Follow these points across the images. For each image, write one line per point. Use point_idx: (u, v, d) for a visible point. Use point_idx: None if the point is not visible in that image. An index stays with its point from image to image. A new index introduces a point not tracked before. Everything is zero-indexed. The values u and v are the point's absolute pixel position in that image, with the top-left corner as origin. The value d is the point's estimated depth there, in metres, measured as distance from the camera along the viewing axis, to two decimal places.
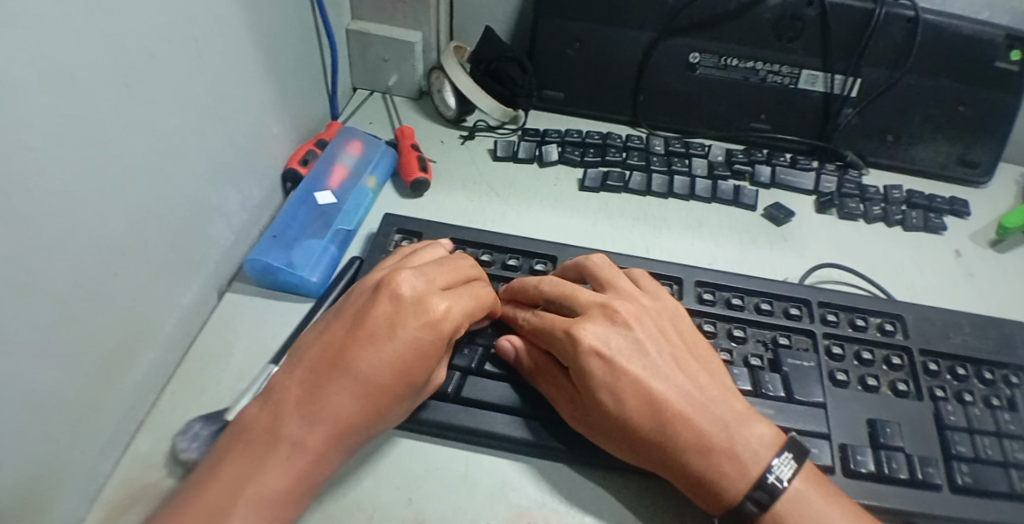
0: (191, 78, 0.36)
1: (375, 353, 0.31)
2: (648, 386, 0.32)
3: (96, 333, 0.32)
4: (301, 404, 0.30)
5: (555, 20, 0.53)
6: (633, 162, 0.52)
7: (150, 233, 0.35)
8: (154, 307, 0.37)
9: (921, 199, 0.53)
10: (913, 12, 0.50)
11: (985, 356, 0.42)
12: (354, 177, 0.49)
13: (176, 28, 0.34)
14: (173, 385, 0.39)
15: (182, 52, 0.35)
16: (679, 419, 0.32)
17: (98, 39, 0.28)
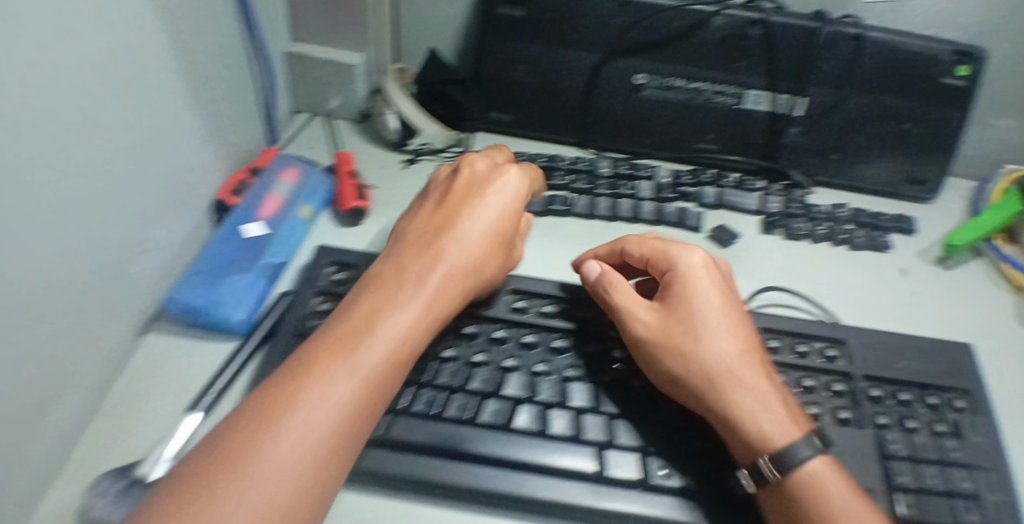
0: (121, 116, 0.35)
1: (400, 312, 0.33)
2: (725, 345, 0.36)
3: (23, 387, 0.30)
4: (333, 366, 0.30)
5: (497, 42, 0.53)
6: (579, 186, 0.52)
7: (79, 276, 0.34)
8: (83, 350, 0.35)
9: (867, 218, 0.53)
10: (857, 30, 0.50)
11: (929, 381, 0.42)
12: (287, 207, 0.49)
13: (107, 66, 0.33)
14: (90, 436, 0.36)
15: (111, 89, 0.33)
16: (726, 382, 0.35)
17: (22, 84, 0.26)
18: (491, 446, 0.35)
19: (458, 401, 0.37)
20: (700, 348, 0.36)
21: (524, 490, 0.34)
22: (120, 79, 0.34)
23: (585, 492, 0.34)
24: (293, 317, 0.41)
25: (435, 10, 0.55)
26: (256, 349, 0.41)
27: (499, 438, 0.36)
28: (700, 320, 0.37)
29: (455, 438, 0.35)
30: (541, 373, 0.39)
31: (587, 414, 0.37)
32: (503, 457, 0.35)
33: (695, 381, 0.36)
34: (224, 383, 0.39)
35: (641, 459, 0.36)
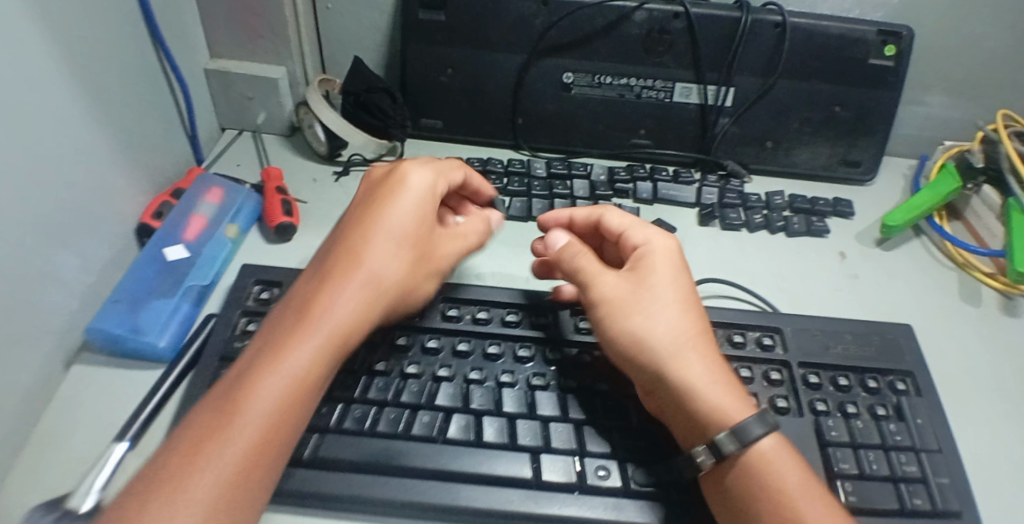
0: (20, 143, 0.33)
1: (342, 316, 0.33)
2: (676, 322, 0.35)
3: None
4: (277, 375, 0.30)
5: (421, 49, 0.52)
6: (514, 188, 0.52)
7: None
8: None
9: (804, 203, 0.52)
10: (779, 17, 0.50)
11: (868, 364, 0.41)
12: (212, 227, 0.47)
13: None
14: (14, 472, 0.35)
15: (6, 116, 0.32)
16: (676, 352, 0.34)
17: None
18: (423, 458, 0.34)
19: (388, 414, 0.36)
20: (653, 318, 0.35)
21: (457, 501, 0.33)
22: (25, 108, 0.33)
23: (520, 499, 0.33)
24: (217, 340, 0.39)
25: (358, 20, 0.54)
26: (185, 374, 0.39)
27: (432, 449, 0.34)
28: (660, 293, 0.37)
29: (386, 452, 0.34)
30: (475, 380, 0.38)
31: (521, 420, 0.36)
32: (435, 468, 0.34)
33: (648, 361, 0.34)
34: (149, 412, 0.37)
35: (577, 462, 0.35)
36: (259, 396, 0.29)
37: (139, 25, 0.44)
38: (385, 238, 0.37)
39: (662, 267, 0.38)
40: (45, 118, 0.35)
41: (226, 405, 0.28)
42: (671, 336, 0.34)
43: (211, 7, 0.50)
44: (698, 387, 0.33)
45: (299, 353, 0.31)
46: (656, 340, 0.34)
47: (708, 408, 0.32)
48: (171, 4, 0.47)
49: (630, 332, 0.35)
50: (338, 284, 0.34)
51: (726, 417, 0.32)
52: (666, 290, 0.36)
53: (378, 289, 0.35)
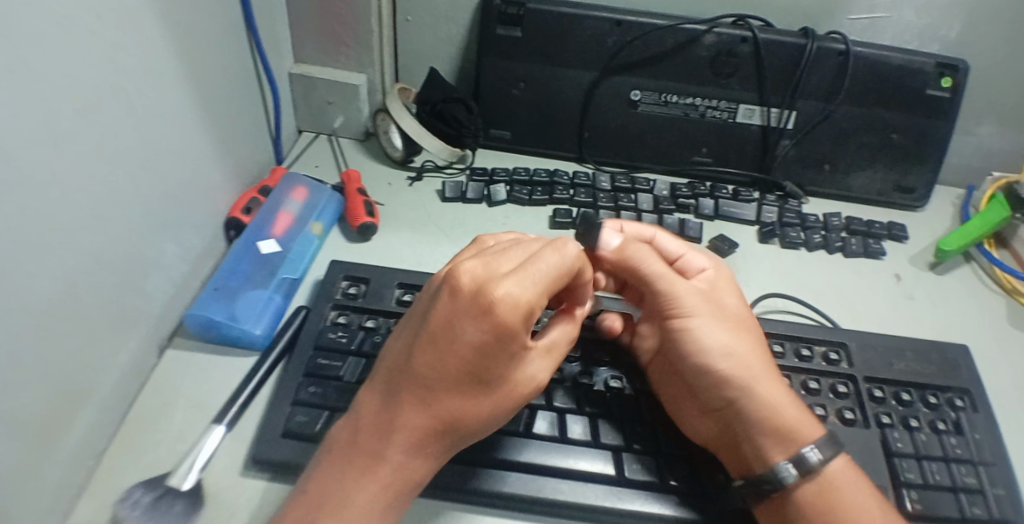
0: (126, 128, 0.35)
1: (459, 418, 0.29)
2: (744, 344, 0.37)
3: (31, 403, 0.29)
4: (387, 474, 0.28)
5: (498, 62, 0.54)
6: (581, 199, 0.53)
7: (90, 290, 0.33)
8: (94, 366, 0.35)
9: (860, 225, 0.55)
10: (843, 45, 0.52)
11: (929, 381, 0.43)
12: (299, 224, 0.49)
13: (109, 80, 0.33)
14: (113, 448, 0.36)
15: (118, 105, 0.34)
16: (757, 379, 0.36)
17: (28, 99, 0.26)
18: (512, 451, 0.36)
19: None
20: (734, 344, 0.37)
21: (545, 493, 0.34)
22: (129, 98, 0.35)
23: (604, 495, 0.35)
24: (312, 330, 0.41)
25: (436, 31, 0.57)
26: (277, 361, 0.41)
27: (520, 444, 0.36)
28: (728, 321, 0.38)
29: (476, 444, 0.36)
30: (555, 381, 0.39)
31: (602, 419, 0.38)
32: (524, 462, 0.35)
33: (721, 377, 0.36)
34: (245, 398, 0.38)
35: (659, 464, 0.36)
36: (404, 460, 0.28)
37: (239, 28, 0.46)
38: (516, 339, 0.27)
39: (726, 291, 0.40)
40: (148, 111, 0.37)
41: (334, 497, 0.27)
42: (755, 361, 0.36)
43: (301, 14, 0.53)
44: (779, 407, 0.35)
45: (411, 453, 0.28)
46: (738, 358, 0.36)
47: (781, 428, 0.34)
48: (267, 10, 0.50)
49: (710, 354, 0.36)
50: (440, 374, 0.27)
51: (797, 434, 0.34)
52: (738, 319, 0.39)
53: (496, 394, 0.29)
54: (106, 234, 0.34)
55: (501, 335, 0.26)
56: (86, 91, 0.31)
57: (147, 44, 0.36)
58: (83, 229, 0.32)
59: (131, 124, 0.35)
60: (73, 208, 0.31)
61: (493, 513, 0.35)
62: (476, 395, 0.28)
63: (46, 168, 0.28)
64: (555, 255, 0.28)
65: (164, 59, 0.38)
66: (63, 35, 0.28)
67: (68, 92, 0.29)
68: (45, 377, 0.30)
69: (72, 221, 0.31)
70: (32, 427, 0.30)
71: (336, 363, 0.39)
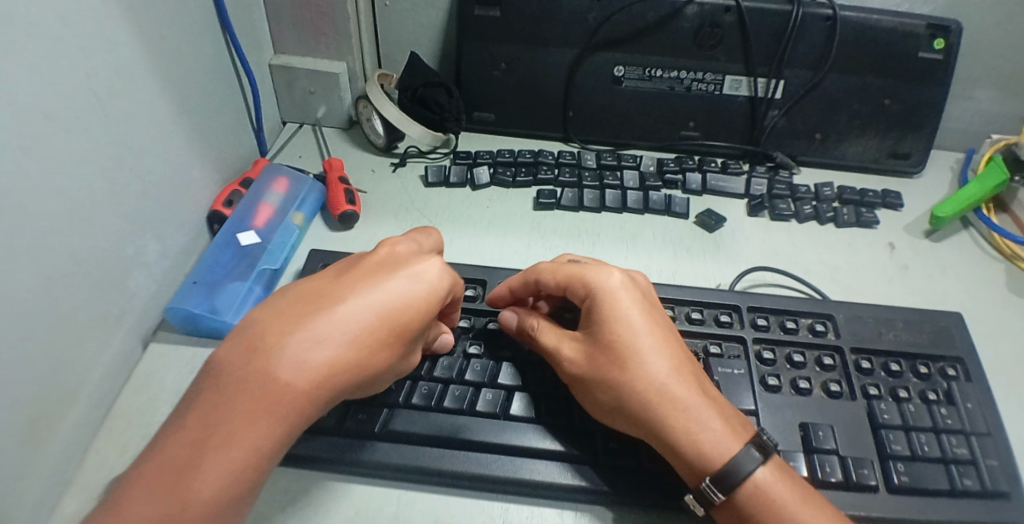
0: (101, 130, 0.35)
1: (360, 364, 0.29)
2: (631, 398, 0.33)
3: (15, 402, 0.30)
4: (272, 419, 0.26)
5: (477, 44, 0.53)
6: (565, 179, 0.53)
7: (68, 291, 0.34)
8: (77, 365, 0.36)
9: (852, 194, 0.53)
10: (830, 10, 0.50)
11: (918, 350, 0.42)
12: (280, 215, 0.49)
13: (81, 84, 0.33)
14: (99, 442, 0.37)
15: (91, 108, 0.34)
16: (645, 425, 0.33)
17: (0, 106, 0.27)
18: (490, 433, 0.36)
19: (454, 391, 0.37)
20: (613, 401, 0.33)
21: (521, 474, 0.35)
22: (101, 100, 0.35)
23: (580, 475, 0.35)
24: None
25: (414, 16, 0.56)
26: None
27: (496, 426, 0.36)
28: (609, 369, 0.34)
29: (454, 428, 0.36)
30: (535, 361, 0.39)
31: None
32: (501, 444, 0.35)
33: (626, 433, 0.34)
34: None
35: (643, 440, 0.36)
36: (286, 401, 0.27)
37: (212, 22, 0.46)
38: (432, 293, 0.31)
39: (625, 301, 0.35)
40: (123, 112, 0.37)
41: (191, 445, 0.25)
42: (640, 417, 0.33)
43: (277, 5, 0.52)
44: (678, 446, 0.32)
45: (292, 394, 0.27)
46: (625, 415, 0.33)
47: (694, 447, 0.31)
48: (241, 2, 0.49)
49: (596, 411, 0.35)
50: (368, 326, 0.29)
51: (712, 460, 0.31)
52: (648, 334, 0.34)
53: (396, 349, 0.30)
54: (84, 235, 0.35)
55: (420, 279, 0.31)
56: (51, 94, 0.31)
57: (116, 44, 0.36)
58: (59, 233, 0.32)
59: (104, 125, 0.35)
60: (48, 213, 0.31)
61: (472, 495, 0.35)
62: (383, 345, 0.30)
63: (14, 175, 0.29)
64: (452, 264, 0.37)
65: (134, 59, 0.38)
66: (23, 38, 0.28)
67: (35, 97, 0.29)
68: (25, 378, 0.31)
69: (51, 225, 0.32)
70: (13, 426, 0.31)
71: None
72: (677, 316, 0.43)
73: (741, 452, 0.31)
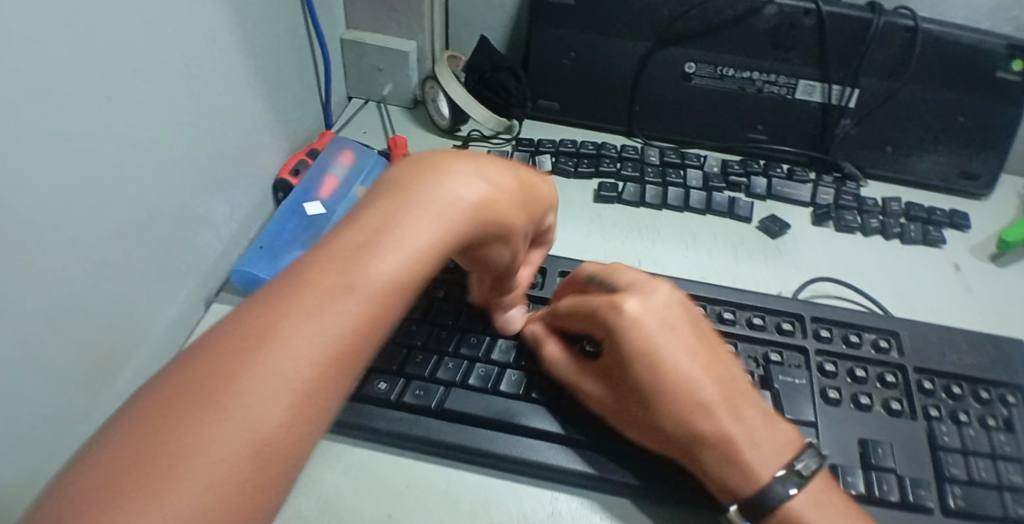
0: (179, 90, 0.36)
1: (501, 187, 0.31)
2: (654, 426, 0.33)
3: (81, 347, 0.31)
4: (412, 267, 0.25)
5: (548, 30, 0.53)
6: (628, 172, 0.52)
7: (140, 245, 0.35)
8: (143, 318, 0.37)
9: (920, 211, 0.52)
10: (912, 21, 0.49)
11: (981, 375, 0.42)
12: (344, 188, 0.50)
13: (164, 43, 0.33)
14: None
15: (172, 68, 0.35)
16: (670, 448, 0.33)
17: (86, 58, 0.28)
18: (545, 421, 0.36)
19: (512, 376, 0.38)
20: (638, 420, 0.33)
21: (574, 463, 0.35)
22: (182, 60, 0.35)
23: (634, 470, 0.35)
24: None
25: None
26: None
27: (552, 415, 0.36)
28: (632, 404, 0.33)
29: (510, 412, 0.36)
30: None
31: None
32: (558, 432, 0.36)
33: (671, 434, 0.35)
34: None
35: None
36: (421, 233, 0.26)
37: None
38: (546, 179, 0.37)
39: (647, 328, 0.32)
40: (202, 73, 0.38)
41: (329, 269, 0.23)
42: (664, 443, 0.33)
43: None
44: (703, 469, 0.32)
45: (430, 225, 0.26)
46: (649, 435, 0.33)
47: (727, 475, 0.31)
48: None
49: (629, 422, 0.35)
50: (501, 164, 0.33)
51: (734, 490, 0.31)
52: (673, 359, 0.31)
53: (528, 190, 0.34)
54: (156, 190, 0.35)
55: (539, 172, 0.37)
56: (133, 49, 0.31)
57: (200, 3, 0.36)
58: (134, 188, 0.33)
59: (183, 85, 0.36)
60: (122, 167, 0.32)
61: (522, 479, 0.36)
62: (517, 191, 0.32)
63: (91, 125, 0.29)
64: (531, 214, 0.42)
65: (215, 19, 0.38)
66: None
67: (117, 50, 0.30)
68: (94, 325, 0.32)
69: (128, 180, 0.32)
70: (80, 368, 0.32)
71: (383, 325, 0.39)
72: (738, 320, 0.42)
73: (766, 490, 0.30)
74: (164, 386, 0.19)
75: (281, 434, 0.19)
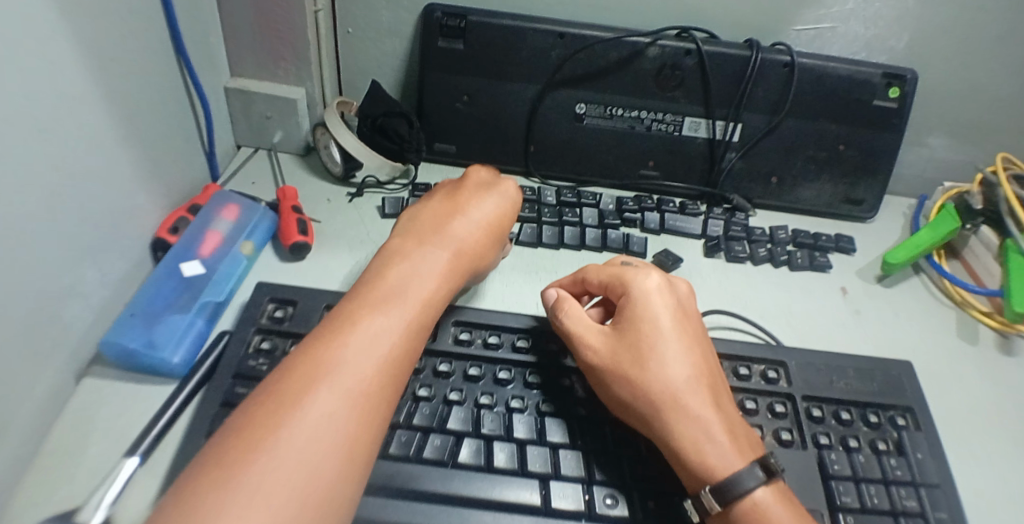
0: (43, 158, 0.34)
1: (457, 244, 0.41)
2: (666, 396, 0.35)
3: None
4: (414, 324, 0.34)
5: (439, 76, 0.53)
6: (524, 214, 0.52)
7: (4, 322, 0.32)
8: (5, 401, 0.33)
9: (807, 238, 0.54)
10: (788, 57, 0.51)
11: (869, 399, 0.42)
12: (228, 244, 0.47)
13: (23, 109, 0.31)
14: (24, 486, 0.35)
15: (33, 135, 0.33)
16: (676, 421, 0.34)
17: None
18: (436, 481, 0.35)
19: (400, 436, 0.36)
20: (651, 394, 0.35)
21: None
22: (41, 127, 0.33)
23: None
24: (232, 358, 0.39)
25: (377, 44, 0.56)
26: (196, 390, 0.39)
27: (443, 474, 0.35)
28: (654, 367, 0.36)
29: (400, 475, 0.35)
30: (484, 405, 0.39)
31: (531, 446, 0.37)
32: (451, 492, 0.35)
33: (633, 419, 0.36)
34: (160, 428, 0.37)
35: (585, 490, 0.36)
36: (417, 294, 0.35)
37: (165, 45, 0.45)
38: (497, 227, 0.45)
39: (656, 304, 0.39)
40: (67, 137, 0.36)
41: (352, 328, 0.32)
42: (675, 391, 0.35)
43: (235, 27, 0.51)
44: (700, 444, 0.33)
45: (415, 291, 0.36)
46: (653, 408, 0.35)
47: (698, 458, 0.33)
48: (196, 26, 0.48)
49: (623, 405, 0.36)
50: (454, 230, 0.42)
51: (714, 469, 0.32)
52: (663, 338, 0.37)
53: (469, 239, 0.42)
54: (19, 264, 0.33)
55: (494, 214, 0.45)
56: None
57: (63, 66, 0.34)
58: None
59: (46, 150, 0.34)
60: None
61: None
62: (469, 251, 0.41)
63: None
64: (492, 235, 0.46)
65: (80, 80, 0.36)
66: None
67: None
68: None
69: None
70: None
71: (255, 391, 0.37)
72: None
73: (740, 470, 0.32)
74: (225, 442, 0.25)
75: (344, 460, 0.26)
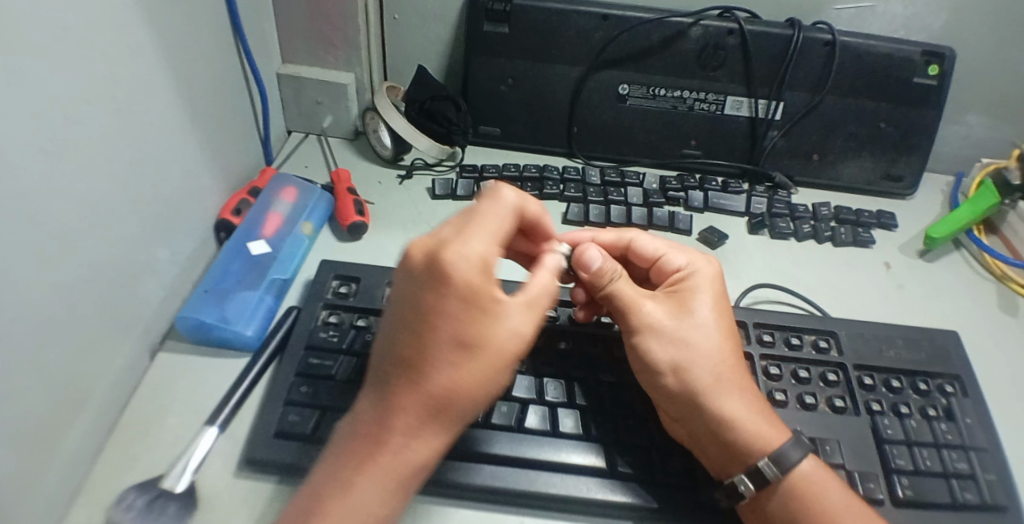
0: (120, 139, 0.35)
1: (460, 312, 0.29)
2: (706, 377, 0.36)
3: (31, 408, 0.29)
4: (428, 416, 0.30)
5: (485, 60, 0.54)
6: (570, 194, 0.53)
7: (90, 295, 0.33)
8: (90, 369, 0.35)
9: (849, 214, 0.55)
10: (830, 35, 0.52)
11: (917, 368, 0.43)
12: (289, 224, 0.49)
13: (100, 89, 0.32)
14: (109, 451, 0.36)
15: (111, 115, 0.34)
16: (721, 392, 0.35)
17: (32, 109, 0.27)
18: (505, 445, 0.36)
19: None
20: (694, 368, 0.36)
21: (537, 487, 0.35)
22: (119, 105, 0.34)
23: (596, 487, 0.35)
24: (302, 330, 0.41)
25: (423, 29, 0.57)
26: (269, 362, 0.41)
27: (512, 439, 0.36)
28: (696, 338, 0.37)
29: (469, 440, 0.36)
30: (546, 374, 0.40)
31: (593, 413, 0.38)
32: (519, 456, 0.36)
33: (663, 393, 0.36)
34: (238, 397, 0.38)
35: (648, 455, 0.36)
36: (440, 373, 0.29)
37: (227, 31, 0.46)
38: (490, 253, 0.31)
39: (700, 281, 0.40)
40: (141, 118, 0.37)
41: (378, 425, 0.30)
42: (707, 379, 0.35)
43: (286, 14, 0.53)
44: (737, 423, 0.34)
45: (436, 373, 0.29)
46: (696, 382, 0.35)
47: (746, 432, 0.34)
48: (252, 13, 0.49)
49: (658, 369, 0.36)
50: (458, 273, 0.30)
51: (765, 441, 0.34)
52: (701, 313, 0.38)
53: (475, 287, 0.30)
54: (101, 237, 0.34)
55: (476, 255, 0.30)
56: (79, 98, 0.30)
57: (137, 48, 0.35)
58: (80, 237, 0.32)
59: (122, 129, 0.35)
60: (69, 215, 0.31)
61: (486, 507, 0.35)
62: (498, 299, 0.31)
63: (38, 177, 0.28)
64: (496, 214, 0.33)
65: (153, 64, 0.37)
66: (52, 39, 0.28)
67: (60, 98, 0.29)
68: (43, 382, 0.30)
69: (73, 230, 0.31)
70: (30, 428, 0.30)
71: (328, 362, 0.39)
72: None
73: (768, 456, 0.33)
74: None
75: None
